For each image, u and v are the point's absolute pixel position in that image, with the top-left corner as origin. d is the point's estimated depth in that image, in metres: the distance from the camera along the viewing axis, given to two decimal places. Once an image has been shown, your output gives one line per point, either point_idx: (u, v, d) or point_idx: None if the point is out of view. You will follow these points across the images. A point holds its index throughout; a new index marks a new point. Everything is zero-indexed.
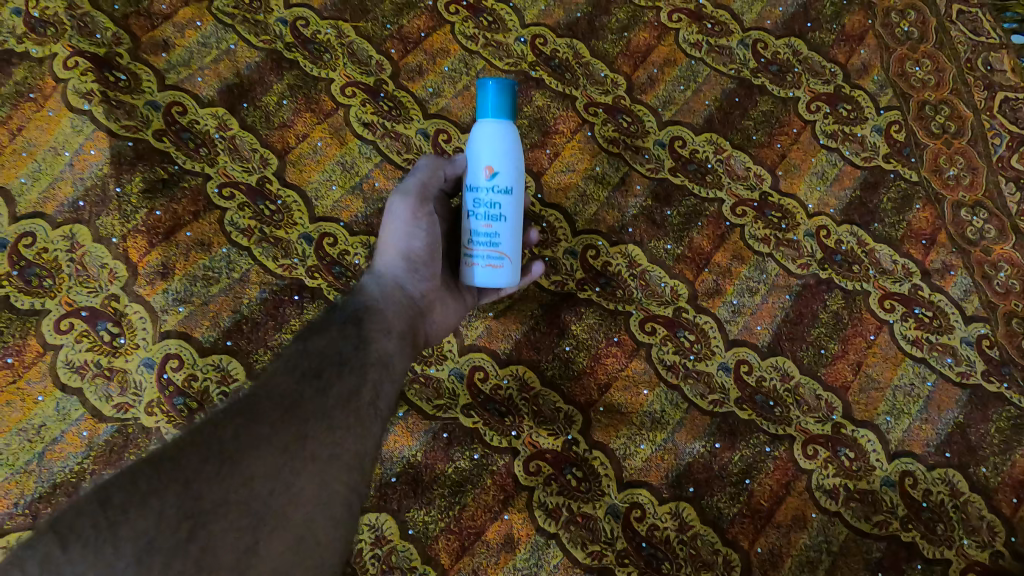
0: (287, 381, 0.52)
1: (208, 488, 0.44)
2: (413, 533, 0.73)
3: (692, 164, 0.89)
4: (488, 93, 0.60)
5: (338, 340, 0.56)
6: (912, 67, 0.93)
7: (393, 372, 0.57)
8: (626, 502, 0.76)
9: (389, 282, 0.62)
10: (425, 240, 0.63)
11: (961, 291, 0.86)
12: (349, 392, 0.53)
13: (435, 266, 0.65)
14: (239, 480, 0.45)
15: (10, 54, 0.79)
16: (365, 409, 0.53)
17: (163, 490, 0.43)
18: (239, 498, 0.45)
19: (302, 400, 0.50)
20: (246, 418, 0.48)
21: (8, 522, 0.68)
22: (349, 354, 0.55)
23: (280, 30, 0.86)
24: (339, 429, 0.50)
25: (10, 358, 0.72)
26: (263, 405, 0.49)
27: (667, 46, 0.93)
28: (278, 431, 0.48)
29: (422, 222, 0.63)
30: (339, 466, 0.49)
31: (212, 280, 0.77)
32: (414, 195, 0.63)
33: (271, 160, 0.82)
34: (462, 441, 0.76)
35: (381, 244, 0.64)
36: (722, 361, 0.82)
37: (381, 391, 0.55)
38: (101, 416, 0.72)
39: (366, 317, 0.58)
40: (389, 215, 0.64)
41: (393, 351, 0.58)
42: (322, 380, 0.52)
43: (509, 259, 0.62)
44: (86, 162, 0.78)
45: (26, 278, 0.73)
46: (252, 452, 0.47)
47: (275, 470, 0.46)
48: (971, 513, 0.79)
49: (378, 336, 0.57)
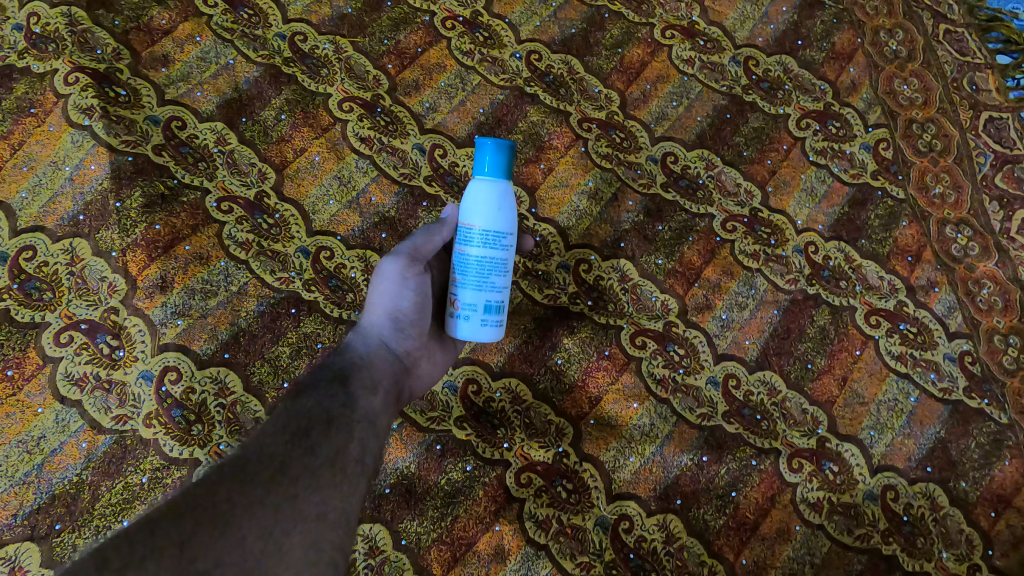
0: (275, 442, 0.51)
1: (202, 549, 0.42)
2: (406, 544, 0.74)
3: (684, 179, 0.91)
4: (486, 152, 0.61)
5: (325, 398, 0.56)
6: (899, 85, 0.96)
7: (378, 429, 0.57)
8: (615, 514, 0.78)
9: (375, 339, 0.63)
10: (412, 300, 0.65)
11: (945, 307, 0.88)
12: (336, 450, 0.52)
13: (422, 325, 0.66)
14: (232, 540, 0.44)
15: (11, 69, 0.81)
16: (352, 467, 0.52)
17: (158, 552, 0.41)
18: (232, 558, 0.43)
19: (292, 458, 0.50)
20: (238, 479, 0.47)
21: (7, 533, 0.68)
22: (336, 413, 0.55)
23: (279, 44, 0.87)
24: (325, 488, 0.49)
25: (10, 371, 0.73)
26: (253, 464, 0.48)
27: (660, 63, 0.95)
28: (269, 492, 0.47)
29: (410, 282, 0.65)
30: (328, 526, 0.48)
31: (210, 293, 0.78)
32: (404, 256, 0.65)
33: (269, 174, 0.83)
34: (455, 452, 0.78)
35: (368, 302, 0.65)
36: (711, 375, 0.84)
37: (367, 448, 0.55)
38: (100, 427, 0.73)
39: (351, 375, 0.59)
40: (379, 275, 0.66)
41: (378, 408, 0.58)
42: (310, 439, 0.52)
43: (486, 317, 0.62)
44: (86, 176, 0.79)
45: (27, 291, 0.75)
46: (244, 512, 0.45)
47: (267, 530, 0.45)
48: (950, 527, 0.80)
49: (363, 394, 0.58)
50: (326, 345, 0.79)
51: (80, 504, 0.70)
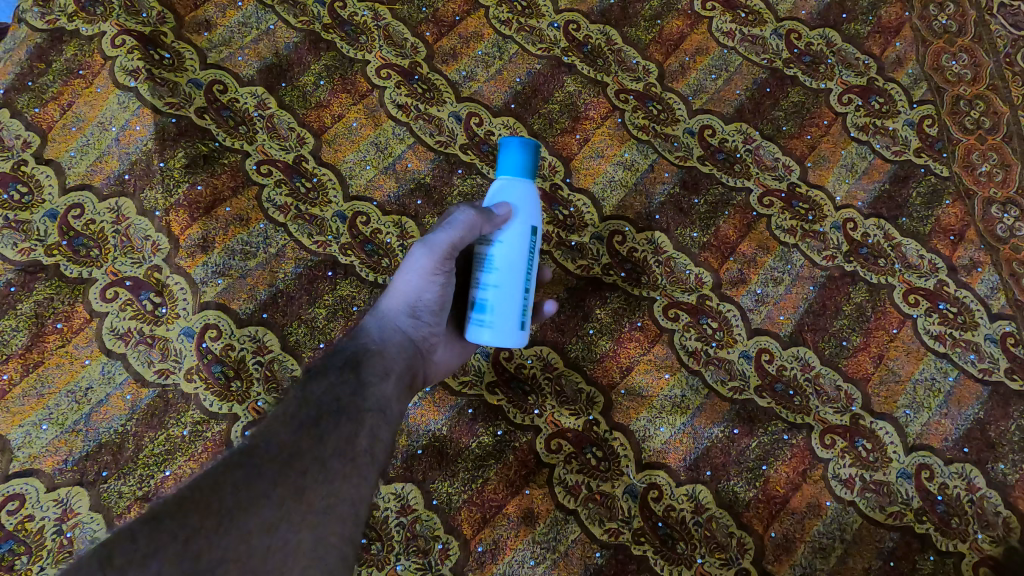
0: (284, 431, 0.51)
1: (206, 547, 0.42)
2: (437, 504, 0.75)
3: (721, 153, 0.89)
4: (535, 158, 0.60)
5: (337, 384, 0.55)
6: (948, 60, 0.94)
7: (388, 417, 0.57)
8: (644, 483, 0.78)
9: (390, 326, 0.62)
10: (436, 294, 0.62)
11: (987, 288, 0.86)
12: (346, 440, 0.52)
13: (442, 314, 0.64)
14: (237, 537, 0.43)
15: (61, 32, 0.83)
16: (362, 457, 0.52)
17: (163, 551, 0.41)
18: (235, 557, 0.43)
19: (300, 450, 0.49)
20: (245, 472, 0.47)
21: (57, 477, 0.71)
22: (346, 401, 0.54)
23: (318, 11, 0.88)
24: (334, 480, 0.49)
25: (59, 323, 0.75)
26: (261, 456, 0.48)
27: (700, 35, 0.94)
28: (276, 486, 0.47)
29: (438, 278, 0.61)
30: (335, 520, 0.48)
31: (249, 253, 0.80)
32: (440, 252, 0.60)
33: (308, 139, 0.84)
34: (486, 417, 0.78)
35: (389, 288, 0.63)
36: (744, 349, 0.83)
37: (378, 437, 0.55)
38: (143, 380, 0.75)
39: (365, 360, 0.58)
40: (406, 262, 0.62)
41: (390, 395, 0.58)
42: (320, 429, 0.52)
43: None
44: (132, 137, 0.81)
45: (75, 247, 0.77)
46: (250, 506, 0.45)
47: (273, 526, 0.45)
48: (987, 509, 0.79)
49: (375, 380, 0.57)
50: (361, 308, 0.79)
51: (125, 452, 0.72)
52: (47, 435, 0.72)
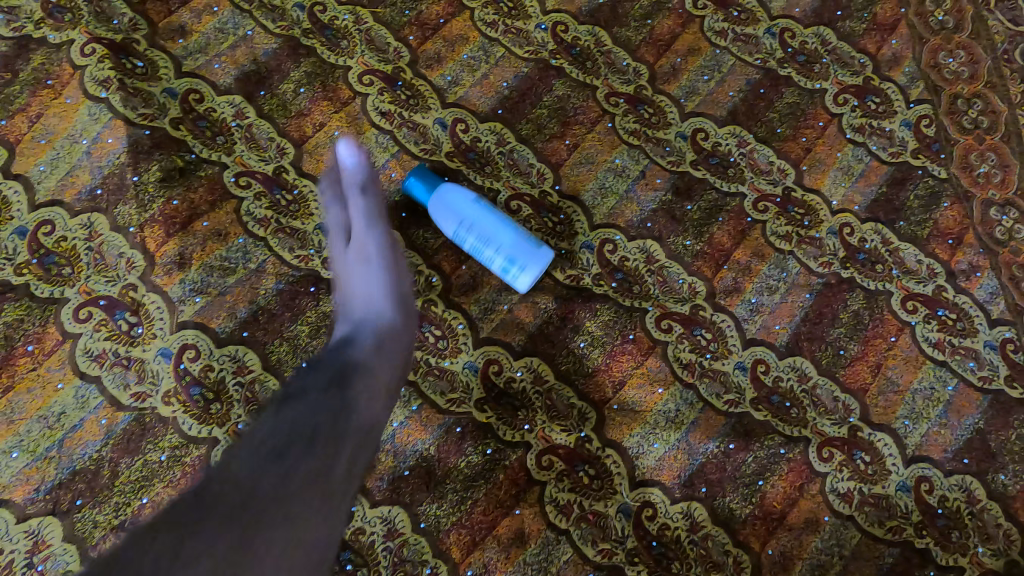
0: (259, 459, 0.49)
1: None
2: (425, 527, 0.73)
3: (714, 157, 0.87)
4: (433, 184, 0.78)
5: (318, 405, 0.53)
6: (945, 57, 0.91)
7: (369, 440, 0.55)
8: (639, 501, 0.76)
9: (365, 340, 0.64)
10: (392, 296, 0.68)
11: (987, 292, 0.84)
12: (323, 467, 0.50)
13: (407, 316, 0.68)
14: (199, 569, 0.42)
15: (28, 40, 0.79)
16: (338, 486, 0.50)
17: None
18: None
19: (272, 480, 0.48)
20: (216, 503, 0.46)
21: (30, 507, 0.68)
22: (328, 423, 0.52)
23: (298, 16, 0.85)
24: (304, 514, 0.47)
25: (31, 346, 0.72)
26: (231, 487, 0.47)
27: (691, 35, 0.91)
28: (237, 519, 0.45)
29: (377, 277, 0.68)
30: (302, 555, 0.46)
31: (228, 270, 0.77)
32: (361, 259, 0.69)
33: (288, 149, 0.81)
34: (476, 436, 0.76)
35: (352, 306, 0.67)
36: (739, 360, 0.81)
37: (357, 464, 0.53)
38: (119, 404, 0.72)
39: (351, 377, 0.57)
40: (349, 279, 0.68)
41: (373, 416, 0.56)
42: (298, 454, 0.50)
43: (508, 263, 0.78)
44: (104, 150, 0.78)
45: (46, 266, 0.74)
46: (213, 537, 0.44)
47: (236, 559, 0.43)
48: (987, 521, 0.77)
49: (361, 400, 0.56)
50: None
51: (102, 480, 0.70)
52: (19, 463, 0.69)
